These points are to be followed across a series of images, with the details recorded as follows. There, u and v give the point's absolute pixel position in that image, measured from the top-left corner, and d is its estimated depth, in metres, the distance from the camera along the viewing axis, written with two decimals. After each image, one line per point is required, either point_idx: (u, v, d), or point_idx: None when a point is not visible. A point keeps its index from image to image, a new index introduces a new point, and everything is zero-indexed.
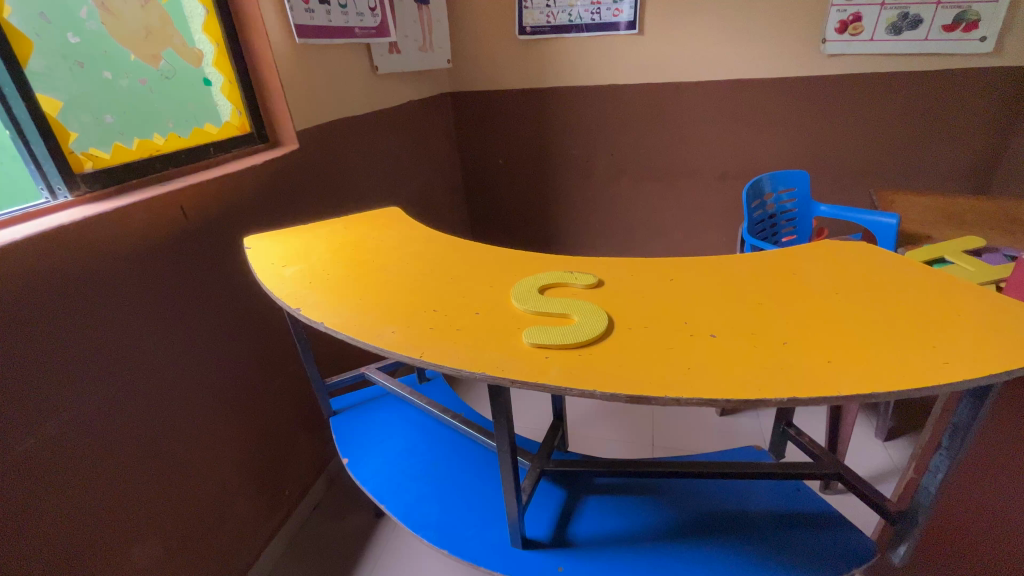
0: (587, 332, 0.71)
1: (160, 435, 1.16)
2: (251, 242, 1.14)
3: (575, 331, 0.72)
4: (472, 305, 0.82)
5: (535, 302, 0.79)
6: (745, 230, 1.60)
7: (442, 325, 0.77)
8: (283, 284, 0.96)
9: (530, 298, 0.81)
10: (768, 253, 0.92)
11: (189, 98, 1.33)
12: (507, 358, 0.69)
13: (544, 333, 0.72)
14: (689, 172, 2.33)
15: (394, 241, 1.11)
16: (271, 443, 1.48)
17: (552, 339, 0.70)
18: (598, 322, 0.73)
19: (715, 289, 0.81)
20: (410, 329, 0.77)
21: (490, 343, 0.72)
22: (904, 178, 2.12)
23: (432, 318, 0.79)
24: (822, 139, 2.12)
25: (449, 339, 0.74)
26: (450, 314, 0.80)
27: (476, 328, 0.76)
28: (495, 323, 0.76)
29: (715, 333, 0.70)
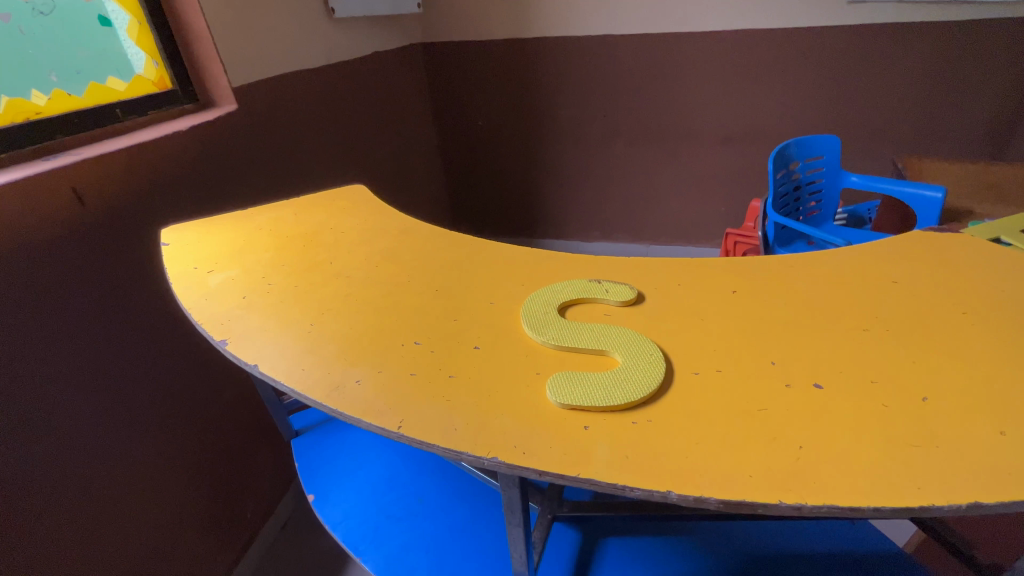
0: (640, 382, 0.50)
1: (77, 487, 0.91)
2: (170, 236, 0.88)
3: (622, 380, 0.50)
4: (465, 336, 0.59)
5: (558, 330, 0.58)
6: (769, 205, 1.40)
7: (430, 370, 0.55)
8: (207, 301, 0.71)
9: (551, 322, 0.59)
10: (849, 250, 0.70)
11: (81, 42, 1.01)
12: (527, 428, 0.47)
13: (578, 383, 0.50)
14: (689, 136, 2.07)
15: (359, 234, 0.86)
16: (231, 472, 1.24)
17: (592, 396, 0.49)
18: (655, 365, 0.52)
19: (797, 307, 0.60)
20: (384, 377, 0.54)
21: (499, 401, 0.50)
22: (934, 144, 1.87)
23: (415, 359, 0.56)
24: (836, 100, 1.88)
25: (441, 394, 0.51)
26: (438, 352, 0.57)
27: (476, 375, 0.53)
28: (502, 367, 0.54)
29: (821, 382, 0.49)
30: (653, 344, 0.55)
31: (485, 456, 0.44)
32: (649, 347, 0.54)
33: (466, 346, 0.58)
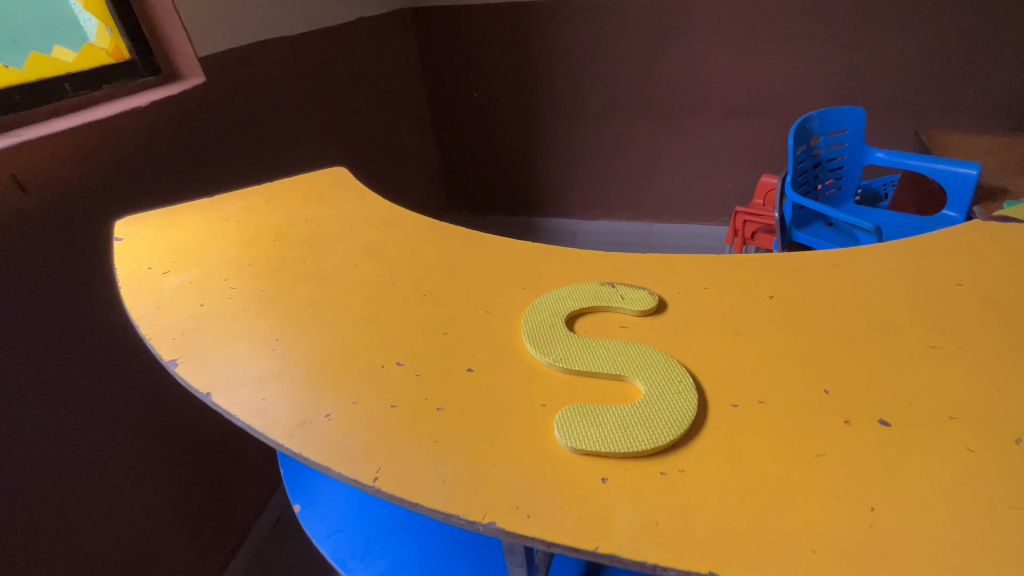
0: (672, 421, 0.41)
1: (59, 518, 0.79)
2: (123, 229, 0.77)
3: (650, 418, 0.42)
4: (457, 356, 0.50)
5: (568, 349, 0.49)
6: (788, 183, 1.29)
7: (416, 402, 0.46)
8: (159, 307, 0.61)
9: (561, 338, 0.50)
10: (899, 244, 0.61)
11: (15, 5, 0.88)
12: (530, 481, 0.38)
13: (595, 422, 0.42)
14: (693, 108, 1.86)
15: (337, 226, 0.76)
16: None
17: (611, 442, 0.40)
18: (687, 398, 0.43)
19: (849, 315, 0.51)
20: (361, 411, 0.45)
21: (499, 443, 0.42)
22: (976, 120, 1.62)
23: (399, 387, 0.47)
24: (855, 66, 1.65)
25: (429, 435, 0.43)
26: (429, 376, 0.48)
27: (470, 410, 0.45)
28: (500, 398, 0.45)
29: (887, 419, 0.41)
30: (683, 369, 0.46)
31: (482, 521, 0.36)
32: (678, 373, 0.45)
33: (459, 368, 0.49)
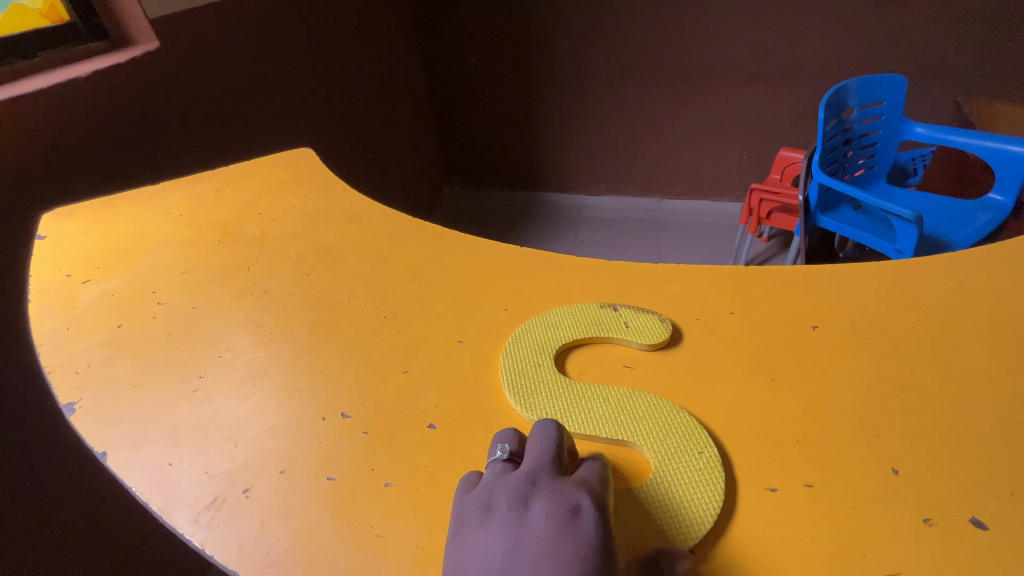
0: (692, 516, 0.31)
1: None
2: (48, 226, 0.67)
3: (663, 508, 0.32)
4: (584, 462, 0.32)
5: (559, 403, 0.39)
6: (817, 162, 1.15)
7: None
8: (70, 328, 0.51)
9: (549, 384, 0.40)
10: (971, 253, 0.49)
11: None
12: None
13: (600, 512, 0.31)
14: (709, 73, 1.69)
15: (294, 221, 0.65)
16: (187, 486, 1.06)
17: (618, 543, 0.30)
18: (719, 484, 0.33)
19: (916, 356, 0.40)
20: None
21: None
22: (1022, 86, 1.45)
23: (589, 569, 0.26)
24: (897, 25, 1.46)
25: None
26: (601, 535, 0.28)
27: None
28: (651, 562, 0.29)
29: (980, 520, 0.30)
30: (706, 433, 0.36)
31: None
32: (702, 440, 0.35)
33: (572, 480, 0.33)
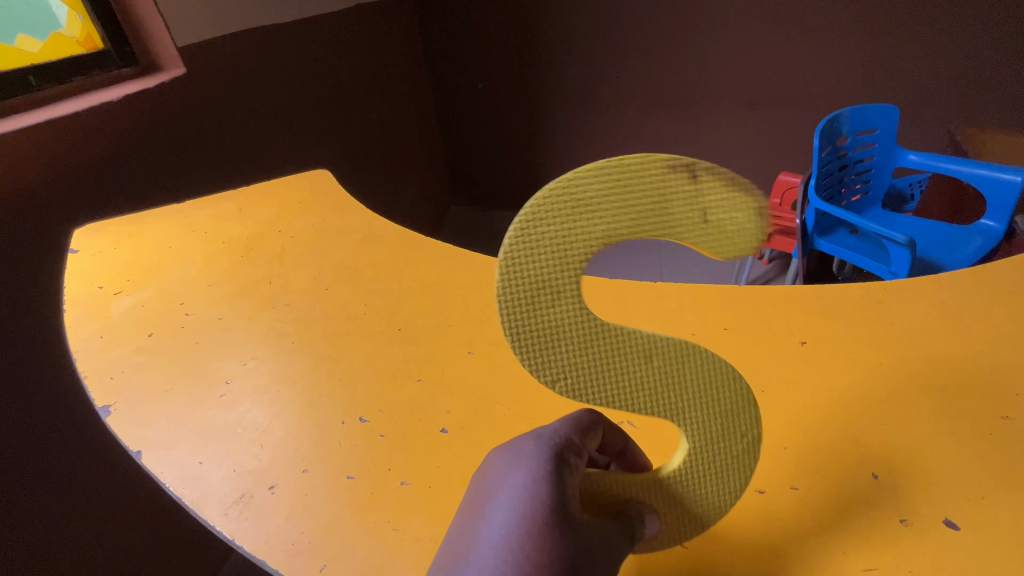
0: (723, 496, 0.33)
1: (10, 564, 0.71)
2: (81, 242, 0.71)
3: (697, 489, 0.33)
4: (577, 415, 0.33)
5: (575, 353, 0.30)
6: (812, 187, 1.19)
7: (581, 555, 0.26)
8: (103, 337, 0.54)
9: (565, 328, 0.30)
10: (953, 275, 0.52)
11: None
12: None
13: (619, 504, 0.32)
14: (709, 100, 1.74)
15: (313, 239, 0.69)
16: None
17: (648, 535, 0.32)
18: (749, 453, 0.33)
19: (898, 370, 0.43)
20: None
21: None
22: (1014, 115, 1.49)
23: (524, 501, 0.26)
24: (891, 56, 1.51)
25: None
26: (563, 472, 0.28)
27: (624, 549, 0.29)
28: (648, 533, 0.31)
29: (954, 522, 0.33)
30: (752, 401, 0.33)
31: None
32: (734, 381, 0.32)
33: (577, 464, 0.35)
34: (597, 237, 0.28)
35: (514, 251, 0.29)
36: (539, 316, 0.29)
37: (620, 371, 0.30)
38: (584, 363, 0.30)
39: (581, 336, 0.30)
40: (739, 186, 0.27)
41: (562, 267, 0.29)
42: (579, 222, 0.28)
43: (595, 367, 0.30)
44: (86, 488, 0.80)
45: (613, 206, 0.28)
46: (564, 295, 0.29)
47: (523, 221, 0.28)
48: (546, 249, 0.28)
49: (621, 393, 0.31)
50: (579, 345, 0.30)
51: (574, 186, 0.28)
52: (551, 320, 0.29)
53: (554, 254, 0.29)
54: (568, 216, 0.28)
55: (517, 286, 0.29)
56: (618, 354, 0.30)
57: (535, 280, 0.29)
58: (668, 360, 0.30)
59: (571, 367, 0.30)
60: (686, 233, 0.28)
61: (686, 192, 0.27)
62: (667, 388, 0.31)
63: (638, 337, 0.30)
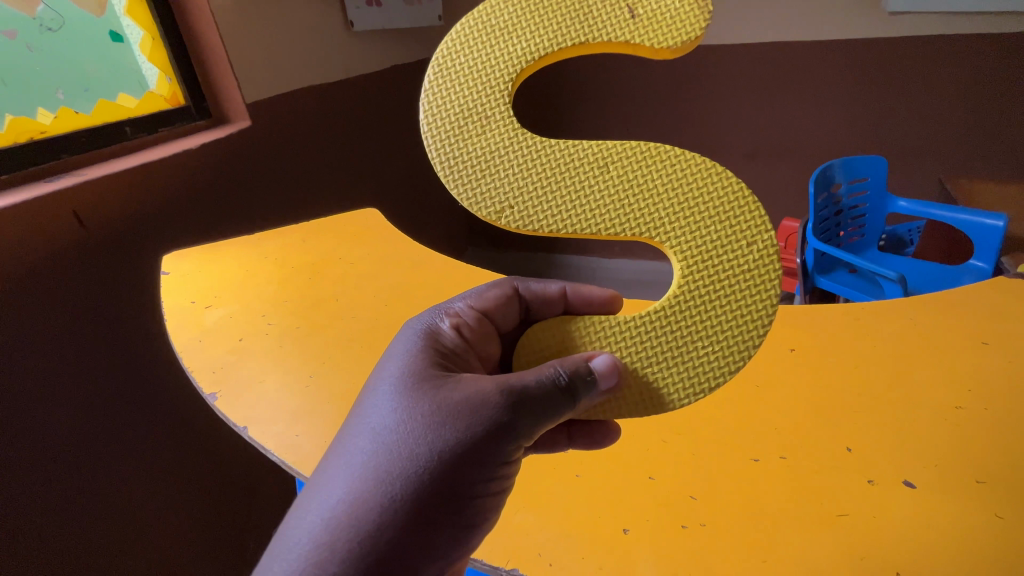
0: (738, 328, 0.39)
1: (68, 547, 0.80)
2: (171, 264, 0.82)
3: (703, 315, 0.39)
4: (489, 296, 0.47)
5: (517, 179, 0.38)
6: (809, 229, 1.30)
7: (434, 398, 0.35)
8: (202, 341, 0.65)
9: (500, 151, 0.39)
10: (922, 299, 0.61)
11: (88, 58, 0.94)
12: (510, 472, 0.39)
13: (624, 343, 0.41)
14: (712, 151, 1.88)
15: (369, 265, 0.80)
16: None
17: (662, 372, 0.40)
18: (753, 267, 0.38)
19: (871, 371, 0.51)
20: (382, 425, 0.35)
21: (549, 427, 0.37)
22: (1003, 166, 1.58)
23: (407, 359, 0.39)
24: (882, 113, 1.64)
25: (483, 443, 0.34)
26: (432, 348, 0.41)
27: (519, 391, 0.35)
28: (563, 377, 0.37)
29: (911, 481, 0.41)
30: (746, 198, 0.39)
31: (504, 568, 0.37)
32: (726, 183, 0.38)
33: (520, 315, 0.48)
34: (519, 56, 0.39)
35: (437, 88, 0.39)
36: (473, 142, 0.39)
37: (573, 189, 0.38)
38: (538, 184, 0.38)
39: (529, 157, 0.38)
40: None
41: (486, 96, 0.39)
42: (504, 47, 0.39)
43: (549, 189, 0.38)
44: (136, 485, 0.89)
45: (523, 29, 0.39)
46: (495, 120, 0.39)
47: (441, 60, 0.39)
48: (468, 78, 0.39)
49: (573, 209, 0.38)
50: (521, 167, 0.38)
51: (481, 22, 0.40)
52: (486, 143, 0.39)
53: (482, 78, 0.39)
54: (482, 46, 0.39)
55: (450, 117, 0.39)
56: (573, 175, 0.38)
57: (468, 109, 0.39)
58: (618, 167, 0.38)
59: (516, 189, 0.39)
60: (619, 29, 0.38)
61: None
62: (629, 201, 0.38)
63: (592, 151, 0.38)
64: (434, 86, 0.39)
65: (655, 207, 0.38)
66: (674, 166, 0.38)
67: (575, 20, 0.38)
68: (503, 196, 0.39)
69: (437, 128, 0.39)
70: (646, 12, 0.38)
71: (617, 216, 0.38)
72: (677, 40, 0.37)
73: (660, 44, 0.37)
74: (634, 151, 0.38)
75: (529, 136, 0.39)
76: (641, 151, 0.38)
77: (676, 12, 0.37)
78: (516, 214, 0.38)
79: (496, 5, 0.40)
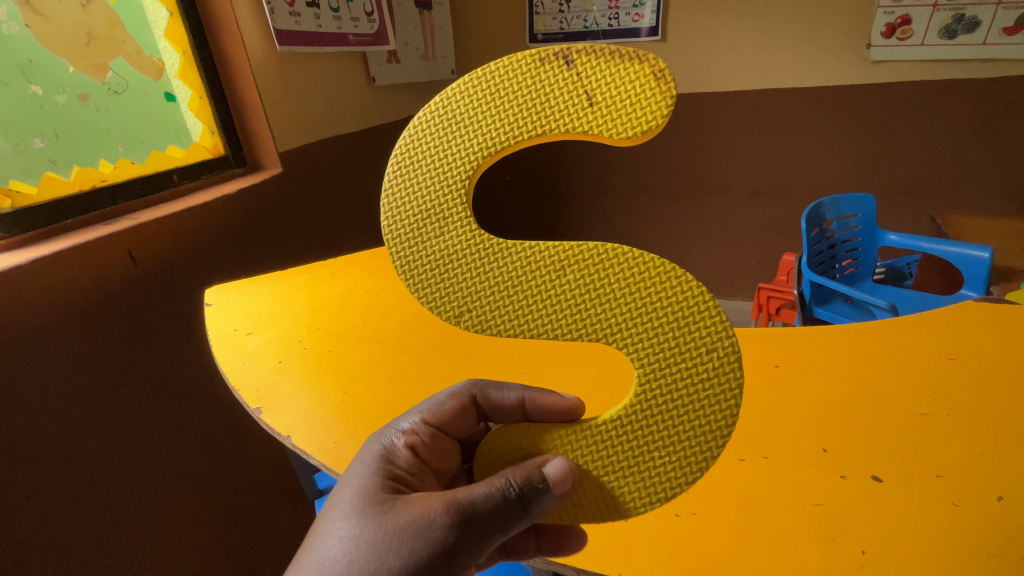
0: (693, 432, 0.41)
1: (107, 556, 0.86)
2: (214, 296, 0.91)
3: (658, 420, 0.41)
4: (444, 408, 0.50)
5: (474, 288, 0.40)
6: (804, 261, 1.36)
7: (382, 527, 0.37)
8: (245, 362, 0.73)
9: (456, 259, 0.40)
10: (894, 321, 0.67)
11: (146, 115, 1.02)
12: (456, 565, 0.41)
13: (586, 449, 0.42)
14: (713, 191, 1.96)
15: (392, 296, 0.88)
16: (258, 535, 1.18)
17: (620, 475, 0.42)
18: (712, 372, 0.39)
19: (848, 385, 0.57)
20: (333, 554, 0.37)
21: (501, 540, 0.39)
22: (990, 200, 1.66)
23: (358, 484, 0.41)
24: (871, 154, 1.73)
25: (435, 564, 0.36)
26: (387, 470, 0.43)
27: (467, 510, 0.37)
28: (515, 489, 0.39)
29: (878, 475, 0.46)
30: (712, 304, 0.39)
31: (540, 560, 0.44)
32: (685, 290, 0.38)
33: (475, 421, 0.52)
34: (476, 151, 0.39)
35: (394, 189, 0.40)
36: (431, 245, 0.40)
37: (529, 294, 0.39)
38: (494, 290, 0.40)
39: (488, 261, 0.40)
40: (608, 66, 0.37)
41: (445, 194, 0.40)
42: (460, 140, 0.40)
43: (506, 295, 0.40)
44: (162, 502, 0.95)
45: (478, 121, 0.39)
46: (451, 222, 0.40)
47: (398, 156, 0.40)
48: (426, 176, 0.40)
49: (529, 314, 0.40)
50: (478, 273, 0.40)
51: (440, 113, 0.40)
52: (444, 247, 0.40)
53: (440, 174, 0.40)
54: (439, 138, 0.40)
55: (408, 218, 0.41)
56: (529, 282, 0.39)
57: (426, 211, 0.40)
58: (573, 273, 0.39)
59: (474, 295, 0.40)
60: (582, 115, 0.37)
61: (571, 75, 0.38)
62: (586, 306, 0.39)
63: (550, 257, 0.38)
64: (392, 183, 0.40)
65: (612, 312, 0.39)
66: (634, 272, 0.38)
67: (534, 109, 0.38)
68: (463, 300, 0.41)
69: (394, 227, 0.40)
70: (605, 97, 0.37)
71: (572, 320, 0.39)
72: (637, 129, 0.36)
73: (626, 133, 0.37)
74: (593, 252, 0.38)
75: (488, 238, 0.39)
76: (599, 255, 0.38)
77: (638, 97, 0.36)
78: (474, 319, 0.41)
79: (457, 97, 0.40)
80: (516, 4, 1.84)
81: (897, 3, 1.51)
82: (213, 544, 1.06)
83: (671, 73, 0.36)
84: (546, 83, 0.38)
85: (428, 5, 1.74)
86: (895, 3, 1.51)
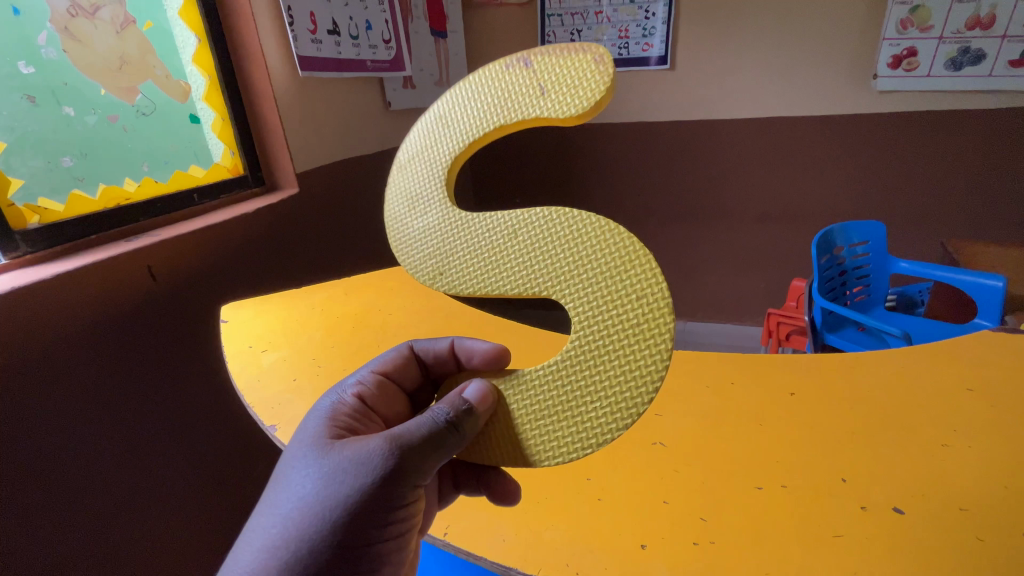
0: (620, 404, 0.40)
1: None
2: (230, 313, 0.92)
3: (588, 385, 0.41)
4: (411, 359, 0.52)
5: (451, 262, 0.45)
6: (816, 287, 1.36)
7: (337, 468, 0.39)
8: (261, 380, 0.73)
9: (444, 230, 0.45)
10: (909, 349, 0.67)
11: (171, 136, 1.05)
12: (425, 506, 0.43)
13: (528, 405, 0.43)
14: (723, 216, 1.96)
15: (405, 315, 0.89)
16: None
17: (541, 425, 0.42)
18: (630, 332, 0.39)
19: (864, 414, 0.56)
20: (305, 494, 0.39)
21: (443, 460, 0.41)
22: (1001, 228, 1.66)
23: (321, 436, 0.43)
24: (880, 182, 1.74)
25: (387, 490, 0.39)
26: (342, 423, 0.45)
27: (411, 435, 0.40)
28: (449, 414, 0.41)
29: (899, 508, 0.45)
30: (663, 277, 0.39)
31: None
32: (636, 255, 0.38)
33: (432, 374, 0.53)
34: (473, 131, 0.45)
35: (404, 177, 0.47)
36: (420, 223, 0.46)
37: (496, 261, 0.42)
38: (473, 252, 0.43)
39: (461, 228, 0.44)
40: (566, 59, 0.41)
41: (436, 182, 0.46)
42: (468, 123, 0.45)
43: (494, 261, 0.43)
44: (168, 518, 0.94)
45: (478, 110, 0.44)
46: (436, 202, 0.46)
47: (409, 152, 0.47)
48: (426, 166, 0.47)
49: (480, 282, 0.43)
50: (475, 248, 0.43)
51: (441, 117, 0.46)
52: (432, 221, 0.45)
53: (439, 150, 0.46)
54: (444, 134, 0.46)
55: (400, 203, 0.47)
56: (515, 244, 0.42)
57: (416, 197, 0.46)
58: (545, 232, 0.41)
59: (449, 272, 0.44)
60: (543, 106, 0.41)
61: (536, 67, 0.42)
62: (531, 263, 0.41)
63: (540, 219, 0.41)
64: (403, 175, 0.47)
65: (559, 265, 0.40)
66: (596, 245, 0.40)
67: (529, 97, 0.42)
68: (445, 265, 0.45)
69: (403, 201, 0.47)
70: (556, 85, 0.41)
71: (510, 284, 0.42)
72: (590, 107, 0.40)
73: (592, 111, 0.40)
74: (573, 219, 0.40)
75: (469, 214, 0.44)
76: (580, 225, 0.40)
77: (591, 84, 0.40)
78: (447, 281, 0.44)
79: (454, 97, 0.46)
80: (529, 33, 1.89)
81: (902, 36, 1.54)
82: (214, 565, 1.05)
83: (613, 60, 0.40)
84: (512, 81, 0.43)
85: (443, 34, 1.79)
86: (900, 36, 1.54)
